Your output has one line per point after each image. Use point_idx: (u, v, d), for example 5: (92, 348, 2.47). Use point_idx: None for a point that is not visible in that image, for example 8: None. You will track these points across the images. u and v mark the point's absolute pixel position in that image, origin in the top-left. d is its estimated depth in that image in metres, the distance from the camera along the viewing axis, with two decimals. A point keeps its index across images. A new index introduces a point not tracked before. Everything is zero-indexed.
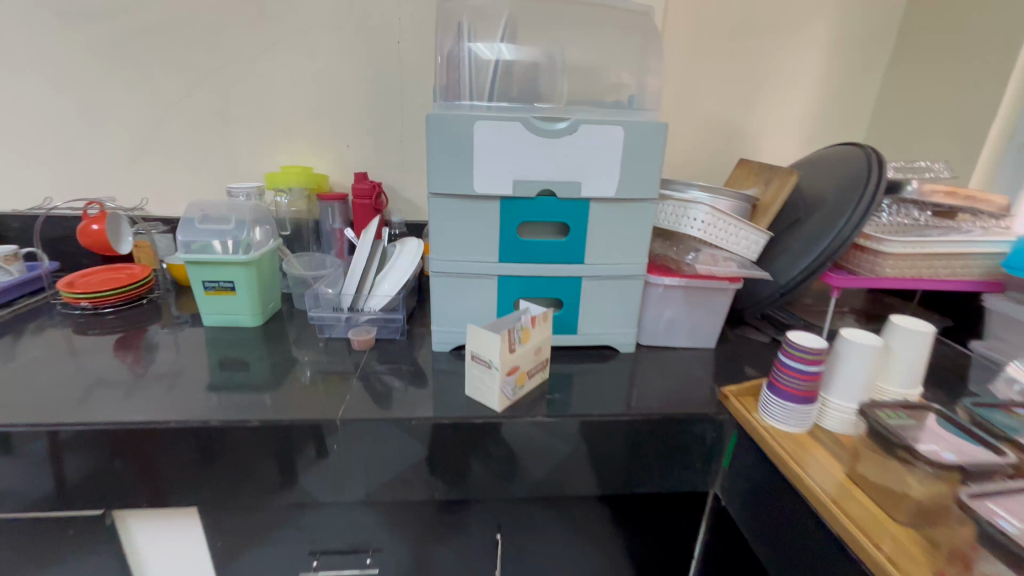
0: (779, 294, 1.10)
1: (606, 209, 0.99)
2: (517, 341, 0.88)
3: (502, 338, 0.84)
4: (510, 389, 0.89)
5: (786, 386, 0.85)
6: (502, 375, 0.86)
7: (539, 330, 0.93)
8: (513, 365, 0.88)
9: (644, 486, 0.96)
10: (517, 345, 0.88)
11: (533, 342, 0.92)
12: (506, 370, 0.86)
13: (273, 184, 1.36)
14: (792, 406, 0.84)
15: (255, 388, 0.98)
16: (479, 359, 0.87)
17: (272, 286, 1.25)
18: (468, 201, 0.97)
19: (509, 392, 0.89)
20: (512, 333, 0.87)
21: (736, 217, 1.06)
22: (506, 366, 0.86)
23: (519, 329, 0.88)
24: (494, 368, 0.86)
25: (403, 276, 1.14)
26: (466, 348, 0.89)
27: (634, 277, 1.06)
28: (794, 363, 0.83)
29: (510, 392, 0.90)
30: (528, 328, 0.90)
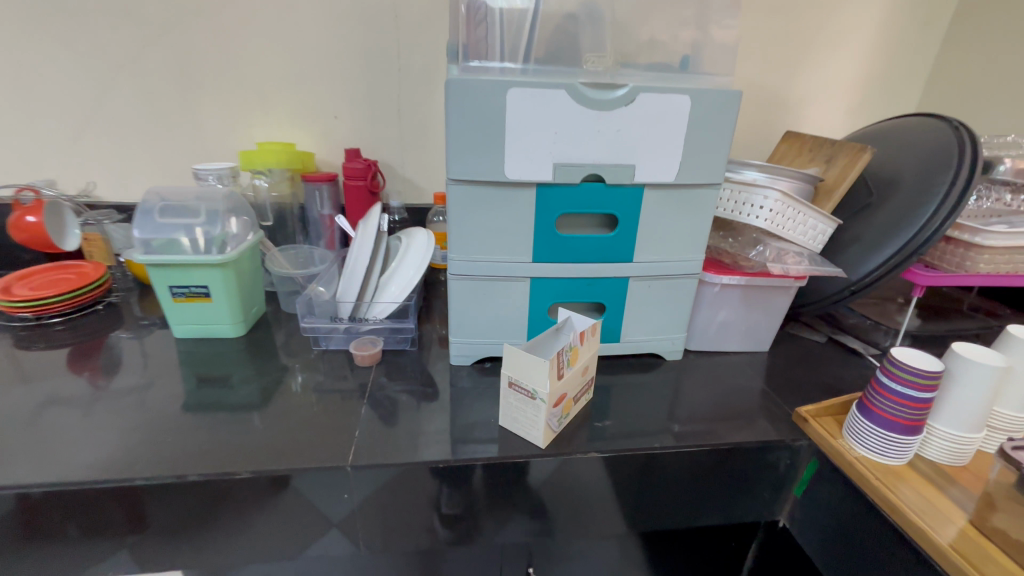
0: (848, 291, 0.96)
1: (664, 197, 0.83)
2: (565, 365, 0.72)
3: (550, 364, 0.68)
4: (556, 422, 0.74)
5: (886, 413, 0.71)
6: (549, 407, 0.71)
7: (587, 347, 0.77)
8: (560, 394, 0.73)
9: (705, 519, 0.84)
10: (565, 370, 0.73)
11: (580, 362, 0.76)
12: (553, 401, 0.71)
13: (248, 164, 1.13)
14: (891, 436, 0.71)
15: (242, 418, 0.81)
16: (520, 388, 0.72)
17: (254, 287, 1.06)
18: (497, 189, 0.79)
19: (555, 425, 0.74)
20: (561, 356, 0.71)
21: (809, 204, 0.90)
22: (553, 397, 0.71)
23: (567, 350, 0.72)
24: (540, 400, 0.70)
25: (412, 277, 0.94)
26: (501, 373, 0.73)
27: (689, 276, 0.90)
28: (901, 389, 0.70)
29: (556, 423, 0.75)
30: (577, 347, 0.75)
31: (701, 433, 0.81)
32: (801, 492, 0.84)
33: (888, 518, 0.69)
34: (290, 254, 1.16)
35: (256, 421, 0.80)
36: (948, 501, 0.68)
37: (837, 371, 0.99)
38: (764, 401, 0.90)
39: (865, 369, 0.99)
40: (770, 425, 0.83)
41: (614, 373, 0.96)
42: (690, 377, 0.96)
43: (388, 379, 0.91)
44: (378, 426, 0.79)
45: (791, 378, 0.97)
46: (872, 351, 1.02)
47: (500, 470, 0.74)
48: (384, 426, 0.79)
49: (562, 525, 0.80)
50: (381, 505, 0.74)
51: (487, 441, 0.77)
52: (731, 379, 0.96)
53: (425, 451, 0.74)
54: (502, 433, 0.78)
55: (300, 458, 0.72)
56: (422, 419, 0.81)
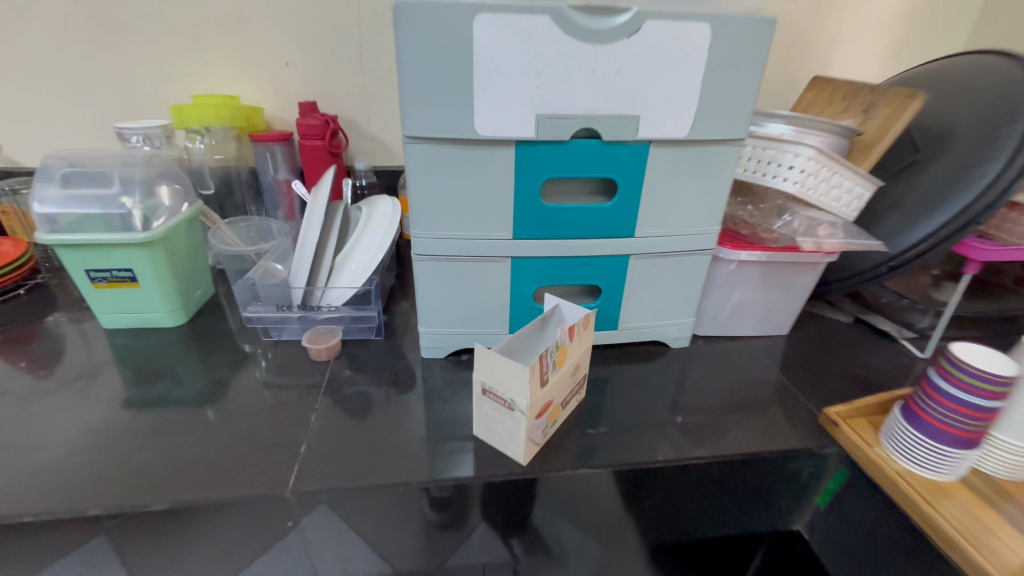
0: (886, 267, 0.82)
1: (674, 157, 0.67)
2: (551, 368, 0.59)
3: (532, 370, 0.56)
4: (541, 434, 0.62)
5: (944, 424, 0.59)
6: (531, 419, 0.58)
7: (577, 343, 0.64)
8: (545, 402, 0.60)
9: (714, 529, 0.74)
10: (551, 373, 0.60)
11: (569, 362, 0.63)
12: (537, 411, 0.59)
13: (183, 123, 0.96)
14: (945, 451, 0.60)
15: (171, 425, 0.68)
16: (496, 396, 0.59)
17: (196, 267, 0.91)
18: (467, 149, 0.63)
19: (539, 437, 0.62)
20: (546, 358, 0.58)
21: (847, 164, 0.75)
22: (536, 407, 0.58)
23: (554, 349, 0.59)
24: (518, 411, 0.58)
25: (373, 256, 0.80)
26: (474, 378, 0.60)
27: (701, 252, 0.76)
28: (969, 398, 0.57)
29: (540, 435, 0.62)
30: (565, 346, 0.61)
31: (714, 439, 0.69)
32: (826, 504, 0.73)
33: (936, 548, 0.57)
34: (241, 228, 1.01)
35: (187, 430, 0.67)
36: (1010, 527, 0.57)
37: (867, 359, 0.86)
38: (784, 397, 0.77)
39: (900, 356, 0.86)
40: (793, 427, 0.71)
41: (611, 364, 0.84)
42: (698, 368, 0.84)
43: (349, 375, 0.78)
44: (332, 435, 0.66)
45: (814, 367, 0.84)
46: (907, 335, 0.89)
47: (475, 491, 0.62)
48: (340, 434, 0.67)
49: (552, 543, 0.70)
50: (334, 530, 0.62)
51: (460, 454, 0.64)
52: (746, 369, 0.84)
53: (386, 469, 0.62)
54: (479, 443, 0.66)
55: (233, 478, 0.59)
56: (386, 426, 0.69)
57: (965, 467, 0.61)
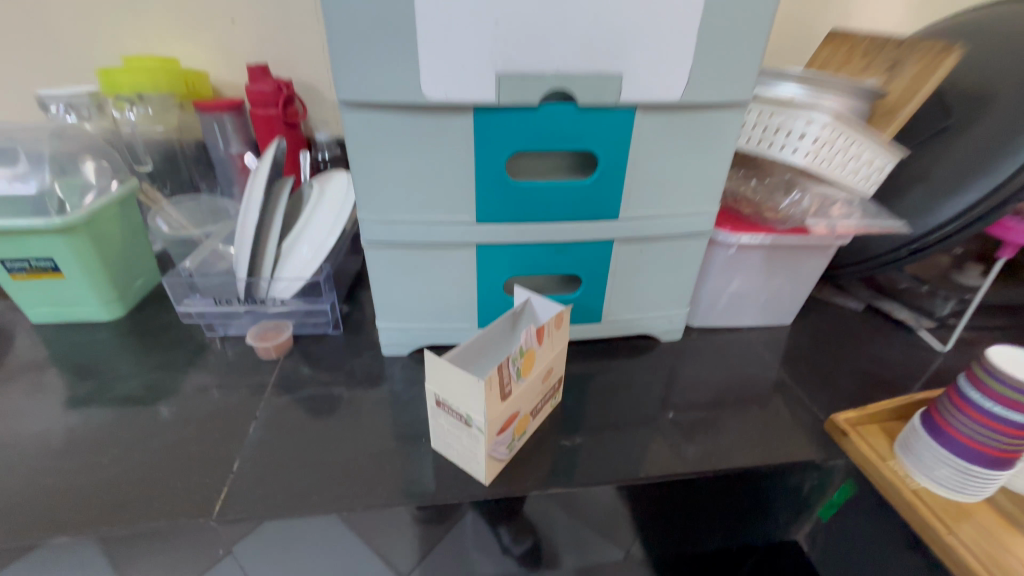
0: (906, 250, 0.72)
1: (665, 125, 0.57)
2: (514, 378, 0.51)
3: (489, 384, 0.47)
4: (505, 449, 0.54)
5: (973, 442, 0.51)
6: (490, 437, 0.50)
7: (548, 345, 0.56)
8: (509, 415, 0.52)
9: (705, 543, 0.68)
10: (515, 383, 0.51)
11: (539, 367, 0.55)
12: (497, 427, 0.51)
13: (112, 90, 0.85)
14: (973, 471, 0.52)
15: (92, 438, 0.60)
16: (451, 410, 0.51)
17: (135, 254, 0.82)
18: (415, 117, 0.53)
19: (503, 453, 0.54)
20: (508, 367, 0.49)
21: (869, 131, 0.64)
22: (497, 422, 0.50)
23: (518, 356, 0.50)
24: (476, 428, 0.50)
25: (324, 242, 0.70)
26: (426, 388, 0.52)
27: (696, 236, 0.66)
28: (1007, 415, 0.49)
29: (505, 451, 0.55)
30: (533, 350, 0.53)
31: (705, 449, 0.61)
32: (828, 517, 0.66)
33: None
34: (188, 207, 0.90)
35: (109, 443, 0.59)
36: None
37: (878, 353, 0.77)
38: (786, 397, 0.69)
39: (915, 348, 0.79)
40: (795, 435, 0.63)
41: (594, 360, 0.75)
42: (691, 364, 0.75)
43: (300, 376, 0.70)
44: (272, 448, 0.59)
45: (820, 363, 0.75)
46: (926, 325, 0.82)
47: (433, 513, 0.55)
48: (281, 447, 0.59)
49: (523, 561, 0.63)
50: (275, 558, 0.55)
51: (415, 471, 0.57)
52: (744, 365, 0.75)
53: (330, 490, 0.54)
54: (438, 457, 0.58)
55: (151, 504, 0.52)
56: (335, 438, 0.61)
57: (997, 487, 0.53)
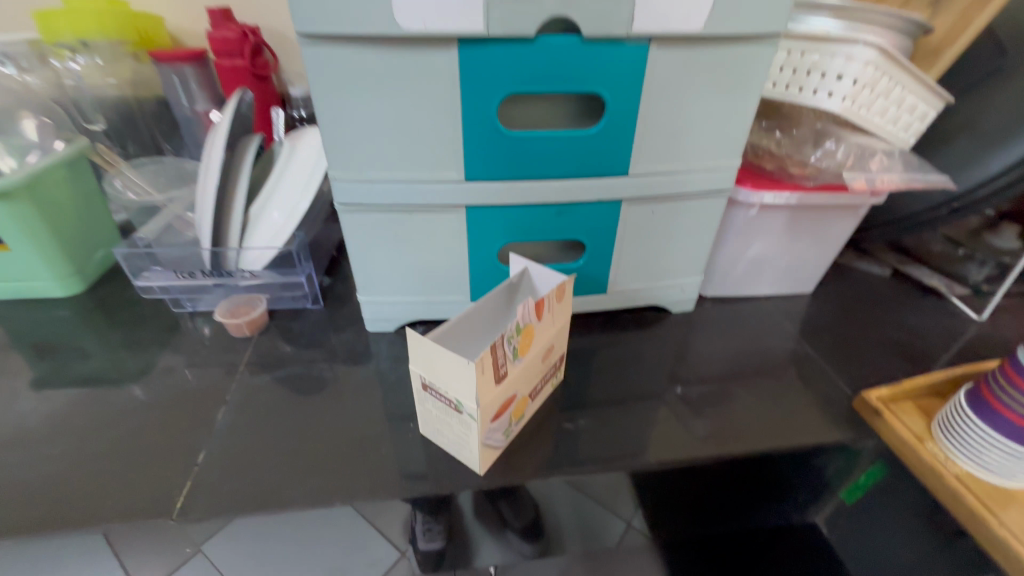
0: (946, 208, 0.65)
1: (684, 61, 0.48)
2: (510, 358, 0.45)
3: (481, 366, 0.41)
4: (501, 436, 0.49)
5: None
6: (484, 424, 0.44)
7: (548, 320, 0.49)
8: (505, 399, 0.46)
9: (719, 524, 0.63)
10: (511, 364, 0.45)
11: (538, 345, 0.48)
12: (492, 414, 0.45)
13: (50, 36, 0.75)
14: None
15: (41, 427, 0.54)
16: (438, 394, 0.45)
17: (91, 224, 0.75)
18: (390, 52, 0.45)
19: (499, 440, 0.49)
20: (502, 346, 0.43)
21: (916, 71, 0.55)
22: (491, 408, 0.44)
23: (515, 334, 0.44)
24: (467, 415, 0.44)
25: (296, 207, 0.63)
26: (410, 371, 0.46)
27: (715, 194, 0.58)
28: None
29: (502, 437, 0.49)
30: (532, 326, 0.46)
31: (722, 431, 0.56)
32: (852, 496, 0.62)
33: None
34: (150, 171, 0.81)
35: (60, 433, 0.53)
36: None
37: (909, 322, 0.71)
38: (810, 372, 0.63)
39: (947, 317, 0.72)
40: (821, 413, 0.57)
41: (599, 334, 0.69)
42: (705, 337, 0.69)
43: (276, 355, 0.64)
44: (243, 437, 0.53)
45: (846, 333, 0.69)
46: (959, 291, 0.75)
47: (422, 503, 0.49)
48: (252, 435, 0.53)
49: (524, 547, 0.59)
50: (250, 553, 0.50)
51: (404, 458, 0.51)
52: (763, 337, 0.69)
53: (306, 482, 0.49)
54: (428, 443, 0.53)
55: (104, 502, 0.46)
56: (314, 422, 0.55)
57: None
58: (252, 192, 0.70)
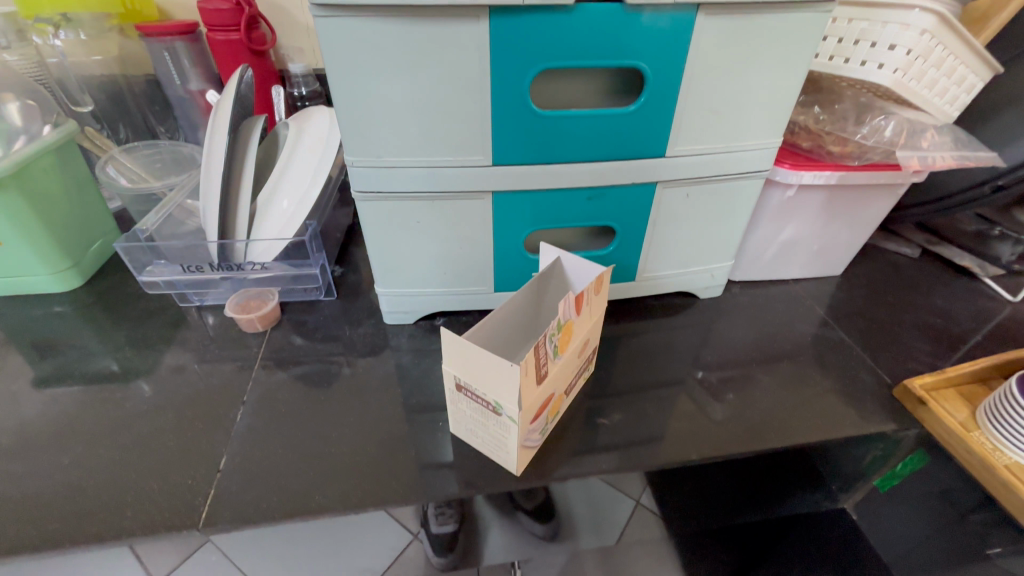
0: (990, 187, 0.62)
1: (732, 31, 0.45)
2: (551, 356, 0.42)
3: (524, 368, 0.38)
4: (538, 435, 0.47)
5: None
6: (525, 425, 0.42)
7: (586, 314, 0.46)
8: (544, 398, 0.44)
9: (748, 515, 0.62)
10: (551, 363, 0.43)
11: (576, 341, 0.46)
12: (532, 415, 0.43)
13: (29, 10, 0.69)
14: None
15: (48, 433, 0.51)
16: (475, 395, 0.43)
17: (86, 214, 0.70)
18: (416, 25, 0.41)
19: (536, 440, 0.47)
20: (544, 345, 0.40)
21: (970, 39, 0.52)
22: (531, 409, 0.42)
23: (556, 332, 0.41)
24: (507, 417, 0.42)
25: (308, 195, 0.59)
26: (444, 371, 0.43)
27: (754, 174, 0.55)
28: None
29: (538, 436, 0.47)
30: (571, 321, 0.44)
31: (761, 421, 0.54)
32: (886, 485, 0.59)
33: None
34: (144, 156, 0.77)
35: (68, 440, 0.50)
36: None
37: (942, 304, 0.69)
38: (845, 359, 0.61)
39: (980, 298, 0.70)
40: (860, 402, 0.56)
41: (625, 322, 0.66)
42: (735, 323, 0.67)
43: (290, 350, 0.61)
44: (263, 439, 0.50)
45: (879, 317, 0.67)
46: (992, 271, 0.73)
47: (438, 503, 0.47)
48: (273, 438, 0.51)
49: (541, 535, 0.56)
50: (277, 557, 0.48)
51: (434, 458, 0.49)
52: (795, 322, 0.67)
53: (334, 486, 0.47)
54: (458, 442, 0.51)
55: (121, 514, 0.44)
56: (337, 421, 0.53)
57: None
58: (258, 179, 0.66)
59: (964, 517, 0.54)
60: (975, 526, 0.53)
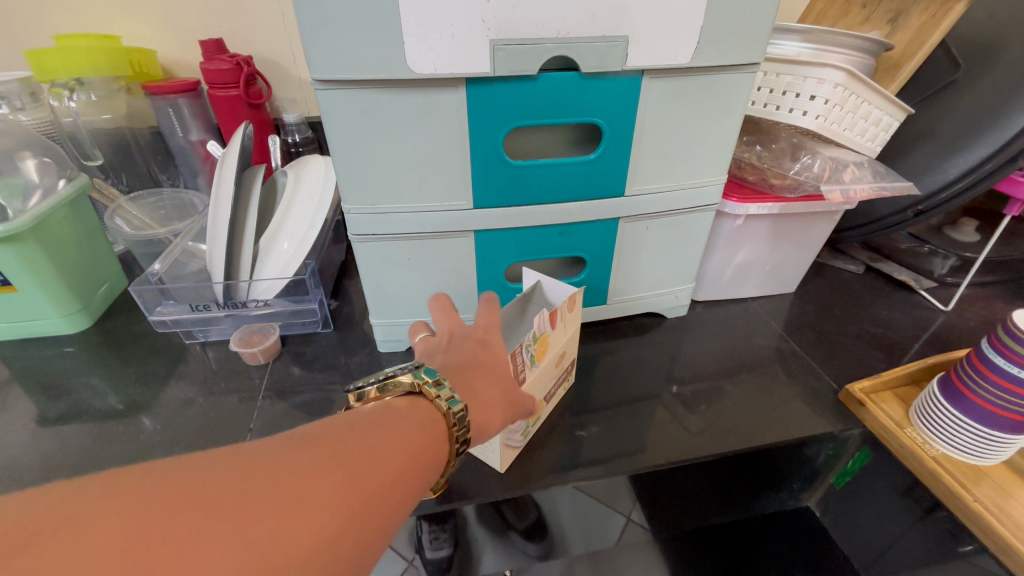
0: (912, 210, 0.71)
1: (672, 91, 0.52)
2: (528, 365, 0.48)
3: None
4: (519, 436, 0.53)
5: (977, 398, 0.52)
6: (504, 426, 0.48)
7: (561, 327, 0.53)
8: None
9: (720, 517, 0.66)
10: (529, 370, 0.48)
11: (553, 352, 0.52)
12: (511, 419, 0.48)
13: (45, 75, 0.75)
14: (973, 429, 0.52)
15: (66, 467, 0.55)
16: None
17: (96, 260, 0.75)
18: (406, 96, 0.48)
19: (518, 441, 0.53)
20: (521, 355, 0.46)
21: (881, 89, 0.61)
22: None
23: (532, 343, 0.47)
24: None
25: (306, 235, 0.65)
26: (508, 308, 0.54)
27: (704, 207, 0.63)
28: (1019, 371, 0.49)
29: (519, 438, 0.53)
30: (546, 334, 0.50)
31: (722, 427, 0.60)
32: (842, 484, 0.66)
33: (994, 553, 0.50)
34: (149, 204, 0.82)
35: (86, 472, 0.54)
36: None
37: (884, 316, 0.77)
38: (798, 368, 0.68)
39: (917, 308, 0.78)
40: (810, 407, 0.62)
41: (601, 341, 0.73)
42: (700, 340, 0.73)
43: (290, 380, 0.66)
44: None
45: (828, 329, 0.74)
46: (926, 284, 0.82)
47: (429, 521, 0.52)
48: None
49: (532, 551, 0.60)
50: None
51: None
52: (753, 336, 0.73)
53: None
54: None
55: None
56: None
57: (998, 453, 0.53)
58: (260, 222, 0.72)
59: (931, 514, 0.57)
60: (923, 517, 0.58)
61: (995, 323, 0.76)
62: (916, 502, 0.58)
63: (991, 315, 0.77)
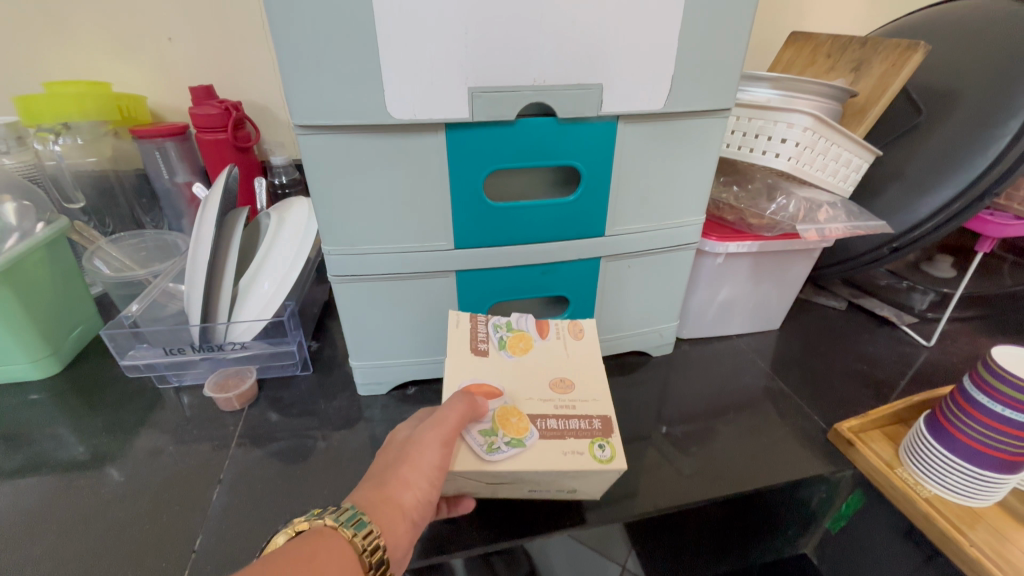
0: (888, 247, 0.73)
1: (648, 135, 0.54)
2: (495, 343, 0.53)
3: (456, 320, 0.54)
4: (484, 441, 0.44)
5: (961, 434, 0.51)
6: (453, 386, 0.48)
7: (552, 346, 0.54)
8: (488, 383, 0.49)
9: (716, 566, 0.63)
10: (493, 349, 0.53)
11: (538, 360, 0.53)
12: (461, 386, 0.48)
13: (33, 120, 0.75)
14: (962, 467, 0.52)
15: (18, 526, 0.51)
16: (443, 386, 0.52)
17: (70, 303, 0.74)
18: (385, 139, 0.48)
19: (480, 444, 0.43)
20: (483, 326, 0.55)
21: (849, 132, 0.63)
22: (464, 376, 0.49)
23: (504, 326, 0.55)
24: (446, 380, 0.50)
25: (286, 276, 0.64)
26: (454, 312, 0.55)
27: (685, 246, 0.64)
28: (993, 406, 0.49)
29: (479, 441, 0.43)
30: (528, 333, 0.55)
31: (714, 470, 0.58)
32: (837, 528, 0.65)
33: None
34: (130, 245, 0.81)
35: (39, 531, 0.51)
36: None
37: (869, 352, 0.77)
38: (787, 407, 0.67)
39: (901, 344, 0.79)
40: (800, 448, 0.61)
41: None
42: (688, 378, 0.72)
43: (266, 427, 0.63)
44: (237, 518, 0.52)
45: (814, 366, 0.74)
46: (908, 320, 0.82)
47: None
48: (249, 514, 0.52)
49: None
50: None
51: None
52: (741, 374, 0.73)
53: None
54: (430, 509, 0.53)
55: None
56: (308, 492, 0.54)
57: (993, 492, 0.52)
58: (242, 263, 0.71)
59: (931, 560, 0.55)
60: (924, 564, 0.56)
61: (978, 357, 0.76)
62: (915, 546, 0.56)
63: (973, 349, 0.77)
